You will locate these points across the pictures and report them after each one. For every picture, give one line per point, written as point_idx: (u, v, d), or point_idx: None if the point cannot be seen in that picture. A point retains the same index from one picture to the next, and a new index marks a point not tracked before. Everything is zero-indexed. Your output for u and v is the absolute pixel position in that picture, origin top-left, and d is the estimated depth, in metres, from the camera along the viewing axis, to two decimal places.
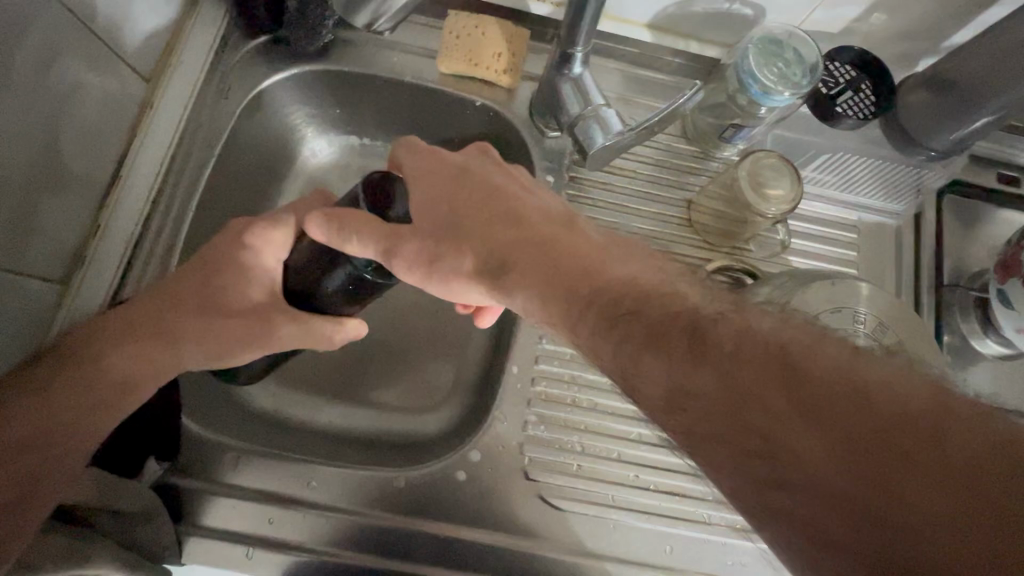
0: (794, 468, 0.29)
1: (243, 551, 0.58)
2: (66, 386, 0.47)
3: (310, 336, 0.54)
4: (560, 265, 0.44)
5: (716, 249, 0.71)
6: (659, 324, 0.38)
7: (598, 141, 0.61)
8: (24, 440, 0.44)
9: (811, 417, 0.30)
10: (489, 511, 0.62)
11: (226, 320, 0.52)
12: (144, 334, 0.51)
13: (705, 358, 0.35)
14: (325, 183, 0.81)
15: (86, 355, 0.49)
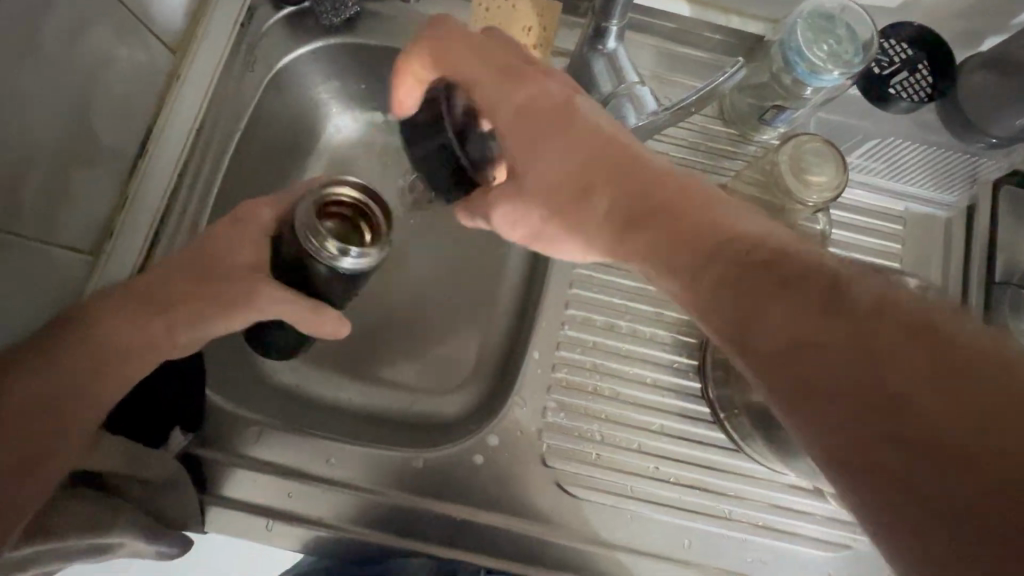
0: (917, 434, 0.26)
1: (265, 523, 0.60)
2: (76, 354, 0.46)
3: (298, 316, 0.52)
4: (665, 210, 0.39)
5: None
6: (778, 269, 0.33)
7: (632, 121, 0.58)
8: (30, 403, 0.43)
9: (952, 388, 0.26)
10: (505, 496, 0.62)
11: (223, 283, 0.51)
12: (142, 299, 0.50)
13: (838, 304, 0.30)
14: (350, 159, 0.80)
15: (95, 322, 0.48)
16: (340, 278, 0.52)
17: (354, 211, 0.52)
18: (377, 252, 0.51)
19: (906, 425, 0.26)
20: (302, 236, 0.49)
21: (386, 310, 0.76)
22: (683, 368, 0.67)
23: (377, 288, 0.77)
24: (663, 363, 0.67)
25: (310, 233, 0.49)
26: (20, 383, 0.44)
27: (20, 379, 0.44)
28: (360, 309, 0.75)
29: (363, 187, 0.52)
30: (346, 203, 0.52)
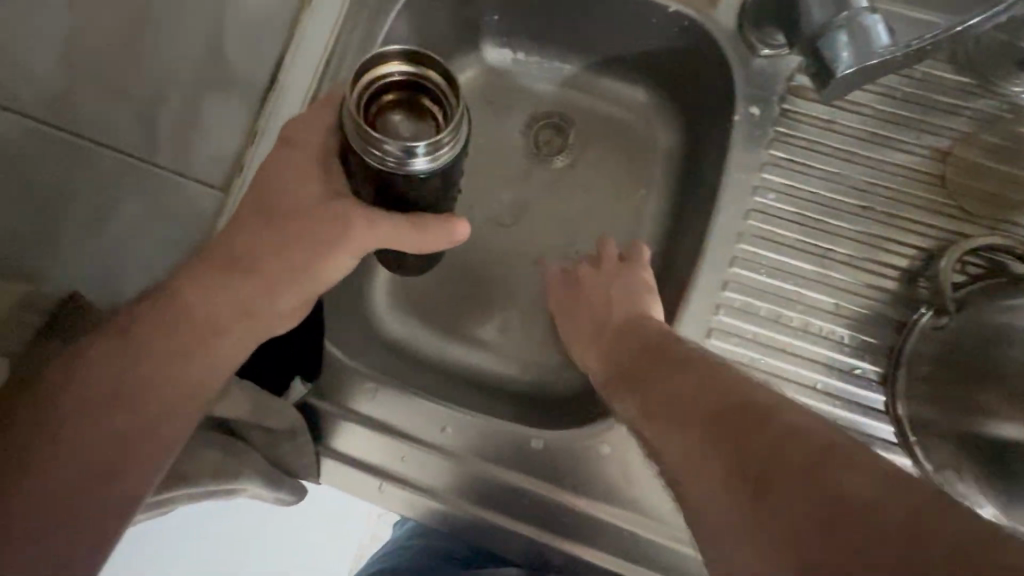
0: (693, 467, 0.35)
1: (376, 483, 0.57)
2: (160, 342, 0.43)
3: (406, 231, 0.45)
4: (603, 323, 0.55)
5: (974, 220, 0.53)
6: (663, 371, 0.43)
7: (846, 61, 0.46)
8: (110, 396, 0.41)
9: (715, 432, 0.35)
10: (631, 493, 0.55)
11: (308, 222, 0.45)
12: (232, 253, 0.45)
13: (738, 415, 0.35)
14: (472, 103, 0.74)
15: (178, 300, 0.44)
16: (426, 186, 0.43)
17: (409, 91, 0.43)
18: (453, 142, 0.41)
19: (690, 460, 0.36)
20: (361, 145, 0.40)
21: (501, 271, 0.70)
22: (866, 377, 0.53)
23: (492, 246, 0.70)
24: (838, 368, 0.53)
25: (367, 137, 0.39)
26: (91, 378, 0.41)
27: (93, 375, 0.41)
28: (474, 267, 0.69)
29: (410, 57, 0.42)
30: (397, 84, 0.43)
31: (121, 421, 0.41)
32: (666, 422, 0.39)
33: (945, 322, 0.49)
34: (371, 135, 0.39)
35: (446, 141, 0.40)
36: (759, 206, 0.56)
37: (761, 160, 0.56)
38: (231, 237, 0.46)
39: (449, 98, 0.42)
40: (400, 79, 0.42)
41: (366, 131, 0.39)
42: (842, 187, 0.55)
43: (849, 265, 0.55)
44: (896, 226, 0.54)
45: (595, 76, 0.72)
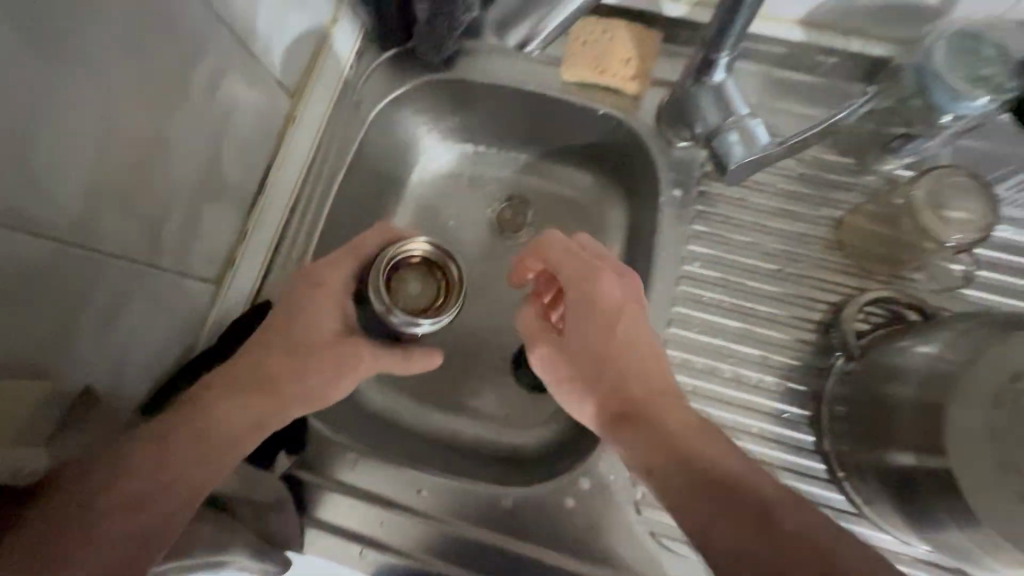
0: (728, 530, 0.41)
1: (357, 549, 0.60)
2: (186, 441, 0.46)
3: (399, 363, 0.57)
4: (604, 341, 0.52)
5: (872, 277, 0.62)
6: (682, 433, 0.47)
7: (739, 155, 0.57)
8: (140, 492, 0.42)
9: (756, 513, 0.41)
10: (597, 544, 0.59)
11: (328, 353, 0.54)
12: (263, 368, 0.52)
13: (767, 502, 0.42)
14: (439, 191, 0.83)
15: (209, 401, 0.48)
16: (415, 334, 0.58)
17: (425, 266, 0.57)
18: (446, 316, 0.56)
19: (728, 527, 0.41)
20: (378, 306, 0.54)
21: (472, 339, 0.76)
22: (794, 420, 0.59)
23: (462, 317, 0.77)
24: (769, 412, 0.60)
25: (386, 303, 0.54)
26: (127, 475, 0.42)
27: (124, 475, 0.42)
28: (446, 337, 0.76)
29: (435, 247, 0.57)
30: (417, 259, 0.57)
31: (142, 515, 0.41)
32: (691, 495, 0.44)
33: (853, 367, 0.56)
34: (388, 304, 0.54)
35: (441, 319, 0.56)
36: (688, 274, 0.64)
37: (685, 234, 0.65)
38: (263, 354, 0.52)
39: (453, 282, 0.57)
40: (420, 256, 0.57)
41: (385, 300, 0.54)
42: (758, 254, 0.64)
43: (771, 321, 0.62)
44: (806, 285, 0.63)
45: (547, 165, 0.82)
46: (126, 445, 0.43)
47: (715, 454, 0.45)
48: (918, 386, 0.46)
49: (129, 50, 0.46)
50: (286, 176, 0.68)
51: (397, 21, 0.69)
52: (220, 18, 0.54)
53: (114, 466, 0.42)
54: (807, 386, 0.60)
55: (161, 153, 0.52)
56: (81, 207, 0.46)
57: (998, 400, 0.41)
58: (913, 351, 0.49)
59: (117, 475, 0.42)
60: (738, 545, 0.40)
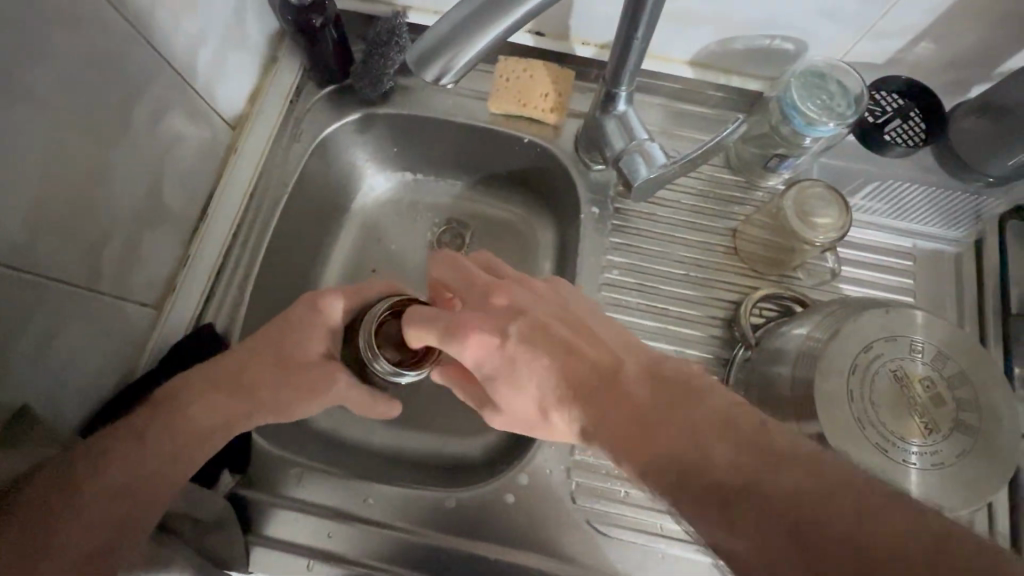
0: (722, 504, 0.38)
1: (304, 563, 0.61)
2: (169, 433, 0.50)
3: (364, 403, 0.60)
4: (519, 358, 0.49)
5: (763, 277, 0.71)
6: (635, 412, 0.44)
7: (642, 173, 0.64)
8: (118, 486, 0.46)
9: (738, 482, 0.38)
10: (537, 536, 0.62)
11: (306, 371, 0.56)
12: (249, 383, 0.54)
13: (743, 458, 0.39)
14: (381, 216, 0.88)
15: (189, 396, 0.52)
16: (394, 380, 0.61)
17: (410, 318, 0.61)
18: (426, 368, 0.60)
19: (720, 502, 0.39)
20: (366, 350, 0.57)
21: None
22: None
23: None
24: None
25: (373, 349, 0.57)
26: (111, 470, 0.46)
27: (111, 465, 0.46)
28: None
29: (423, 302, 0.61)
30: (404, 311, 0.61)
31: (133, 503, 0.47)
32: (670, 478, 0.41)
33: (751, 354, 0.64)
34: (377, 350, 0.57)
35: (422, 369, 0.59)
36: (609, 281, 0.71)
37: (605, 246, 0.73)
38: (244, 365, 0.55)
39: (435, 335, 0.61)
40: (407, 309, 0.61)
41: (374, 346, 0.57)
42: (669, 262, 0.72)
43: (683, 320, 0.70)
44: (712, 286, 0.71)
45: (481, 189, 0.89)
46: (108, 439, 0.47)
47: (666, 415, 0.43)
48: (794, 363, 0.54)
49: (70, 86, 0.48)
50: (227, 203, 0.71)
51: (334, 60, 0.75)
52: (161, 57, 0.58)
53: (103, 458, 0.46)
54: (715, 375, 0.68)
55: (101, 182, 0.55)
56: (21, 232, 0.47)
57: (852, 369, 0.50)
58: (792, 334, 0.58)
59: (105, 467, 0.46)
60: (738, 520, 0.37)
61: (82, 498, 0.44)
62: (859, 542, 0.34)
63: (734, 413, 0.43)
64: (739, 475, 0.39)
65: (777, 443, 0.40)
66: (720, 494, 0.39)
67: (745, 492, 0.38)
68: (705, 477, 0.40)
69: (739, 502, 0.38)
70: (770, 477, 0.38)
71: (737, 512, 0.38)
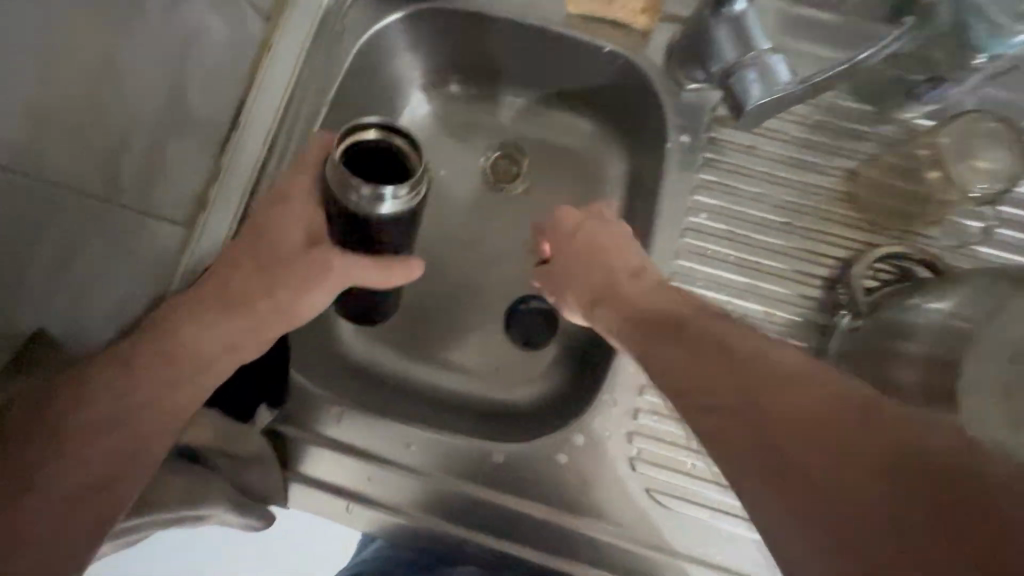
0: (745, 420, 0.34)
1: (344, 504, 0.58)
2: (146, 371, 0.45)
3: (364, 271, 0.51)
4: (608, 256, 0.56)
5: (882, 231, 0.59)
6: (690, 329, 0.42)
7: (756, 96, 0.53)
8: (99, 421, 0.43)
9: (784, 412, 0.33)
10: (590, 500, 0.57)
11: (298, 265, 0.50)
12: (230, 300, 0.49)
13: (800, 392, 0.34)
14: (429, 135, 0.78)
15: (169, 328, 0.47)
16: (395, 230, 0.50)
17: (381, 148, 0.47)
18: (415, 192, 0.46)
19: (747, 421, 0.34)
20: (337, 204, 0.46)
21: (463, 293, 0.74)
22: None
23: (451, 269, 0.75)
24: None
25: (343, 194, 0.45)
26: (95, 405, 0.43)
27: (94, 400, 0.44)
28: (437, 293, 0.73)
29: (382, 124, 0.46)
30: (371, 144, 0.47)
31: (129, 436, 0.44)
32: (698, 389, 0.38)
33: (860, 324, 0.53)
34: (344, 191, 0.45)
35: (408, 194, 0.45)
36: (693, 226, 0.61)
37: (693, 183, 0.62)
38: (227, 274, 0.49)
39: (416, 158, 0.47)
40: (372, 141, 0.47)
41: (341, 191, 0.45)
42: (767, 206, 0.61)
43: (777, 276, 0.60)
44: (818, 239, 0.60)
45: (545, 109, 0.77)
46: (92, 369, 0.45)
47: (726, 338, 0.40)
48: None
49: None
50: (262, 111, 0.60)
51: None
52: None
53: (83, 392, 0.44)
54: (807, 343, 0.59)
55: None
56: None
57: None
58: (928, 308, 0.48)
59: (90, 402, 0.43)
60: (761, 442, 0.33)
61: (69, 441, 0.42)
62: (915, 499, 0.28)
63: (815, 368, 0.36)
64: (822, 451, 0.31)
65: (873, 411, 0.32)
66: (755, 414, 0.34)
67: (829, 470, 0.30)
68: (776, 444, 0.32)
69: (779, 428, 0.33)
70: (841, 428, 0.31)
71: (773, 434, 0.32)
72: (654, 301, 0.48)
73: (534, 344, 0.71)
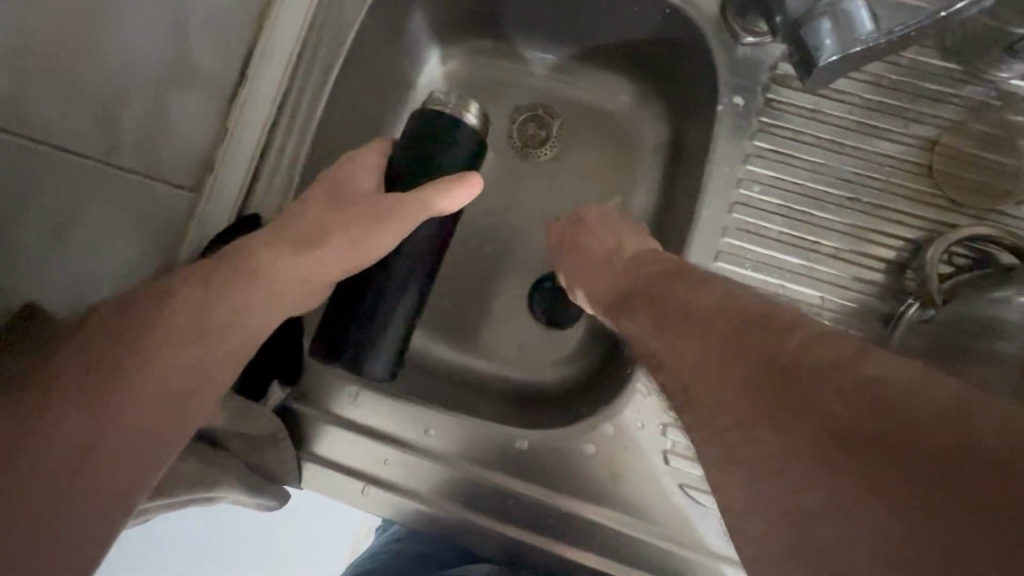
0: (750, 408, 0.31)
1: (359, 487, 0.56)
2: (174, 345, 0.40)
3: (439, 193, 0.48)
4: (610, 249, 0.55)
5: (962, 211, 0.53)
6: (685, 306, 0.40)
7: (829, 50, 0.45)
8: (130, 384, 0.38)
9: (792, 389, 0.30)
10: (619, 493, 0.53)
11: (354, 202, 0.47)
12: (270, 249, 0.45)
13: (805, 363, 0.31)
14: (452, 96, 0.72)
15: (188, 298, 0.42)
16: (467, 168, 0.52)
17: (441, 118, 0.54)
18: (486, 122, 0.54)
19: (752, 406, 0.31)
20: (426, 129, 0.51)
21: (486, 269, 0.69)
22: None
23: (474, 242, 0.70)
24: None
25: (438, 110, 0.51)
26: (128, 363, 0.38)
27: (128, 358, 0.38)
28: (459, 267, 0.69)
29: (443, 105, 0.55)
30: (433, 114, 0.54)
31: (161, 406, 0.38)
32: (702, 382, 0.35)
33: (933, 313, 0.47)
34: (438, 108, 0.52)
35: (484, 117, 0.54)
36: (743, 198, 0.55)
37: (744, 151, 0.55)
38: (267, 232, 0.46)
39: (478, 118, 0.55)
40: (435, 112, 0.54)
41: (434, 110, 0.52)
42: (829, 178, 0.54)
43: (836, 257, 0.54)
44: (885, 217, 0.54)
45: (579, 66, 0.70)
46: (134, 322, 0.40)
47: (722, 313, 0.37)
48: None
49: None
50: (271, 64, 0.55)
51: None
52: None
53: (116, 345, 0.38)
54: (865, 332, 0.53)
55: None
56: None
57: None
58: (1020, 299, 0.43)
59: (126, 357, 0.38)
60: (765, 430, 0.30)
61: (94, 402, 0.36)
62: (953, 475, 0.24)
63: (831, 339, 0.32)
64: (837, 454, 0.27)
65: (895, 389, 0.28)
66: (760, 395, 0.31)
67: (847, 479, 0.26)
68: (789, 433, 0.29)
69: (789, 408, 0.30)
70: (854, 394, 0.28)
71: (783, 421, 0.30)
72: (647, 274, 0.48)
73: (559, 325, 0.67)
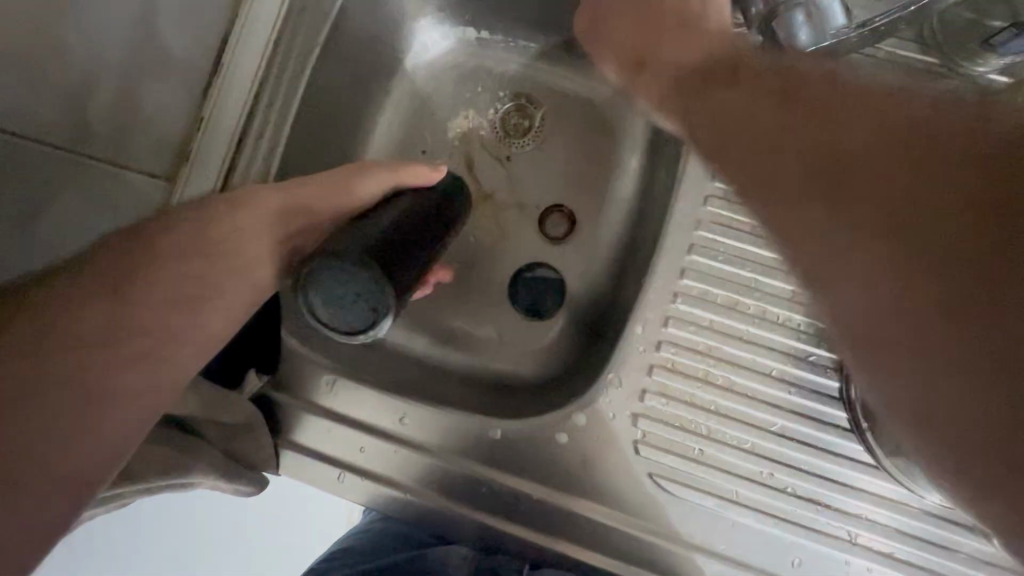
0: (851, 222, 0.28)
1: (335, 473, 0.57)
2: (147, 308, 0.41)
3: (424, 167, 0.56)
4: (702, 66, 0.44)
5: None
6: (811, 91, 0.34)
7: (804, 43, 0.45)
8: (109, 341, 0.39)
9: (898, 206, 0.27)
10: (589, 481, 0.54)
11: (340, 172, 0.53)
12: (236, 217, 0.47)
13: (926, 179, 0.26)
14: (437, 83, 0.72)
15: (139, 279, 0.42)
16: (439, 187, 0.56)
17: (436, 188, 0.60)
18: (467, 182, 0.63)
19: (851, 216, 0.28)
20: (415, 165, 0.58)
21: (468, 258, 0.70)
22: (820, 364, 0.53)
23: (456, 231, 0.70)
24: (782, 352, 0.54)
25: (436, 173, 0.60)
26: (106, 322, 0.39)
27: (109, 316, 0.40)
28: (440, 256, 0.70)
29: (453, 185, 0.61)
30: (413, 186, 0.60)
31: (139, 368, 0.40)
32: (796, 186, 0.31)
33: None
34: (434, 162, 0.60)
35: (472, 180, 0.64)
36: (718, 192, 0.55)
37: None
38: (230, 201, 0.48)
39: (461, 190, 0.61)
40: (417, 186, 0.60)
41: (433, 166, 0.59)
42: None
43: None
44: None
45: (563, 56, 0.70)
46: (108, 279, 0.41)
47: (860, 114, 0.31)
48: None
49: None
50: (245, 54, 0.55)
51: None
52: None
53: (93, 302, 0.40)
54: None
55: None
56: None
57: None
58: None
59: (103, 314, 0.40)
60: (854, 248, 0.28)
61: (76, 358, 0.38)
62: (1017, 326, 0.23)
63: (781, 141, 0.33)
64: (915, 275, 0.25)
65: (844, 170, 0.29)
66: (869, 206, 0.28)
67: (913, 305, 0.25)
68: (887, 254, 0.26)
69: (903, 217, 0.26)
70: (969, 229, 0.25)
71: (877, 237, 0.27)
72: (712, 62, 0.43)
73: (540, 313, 0.68)
